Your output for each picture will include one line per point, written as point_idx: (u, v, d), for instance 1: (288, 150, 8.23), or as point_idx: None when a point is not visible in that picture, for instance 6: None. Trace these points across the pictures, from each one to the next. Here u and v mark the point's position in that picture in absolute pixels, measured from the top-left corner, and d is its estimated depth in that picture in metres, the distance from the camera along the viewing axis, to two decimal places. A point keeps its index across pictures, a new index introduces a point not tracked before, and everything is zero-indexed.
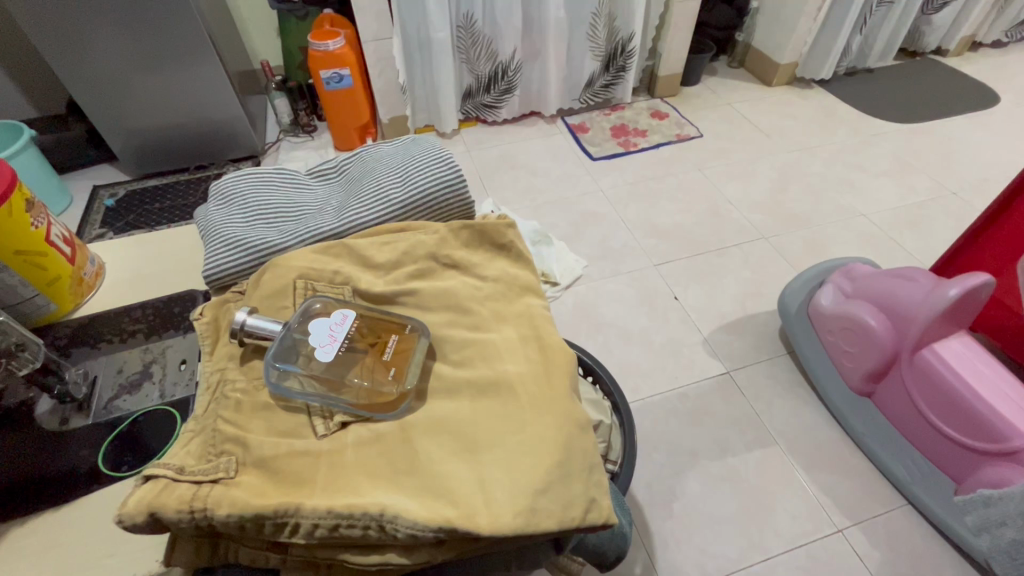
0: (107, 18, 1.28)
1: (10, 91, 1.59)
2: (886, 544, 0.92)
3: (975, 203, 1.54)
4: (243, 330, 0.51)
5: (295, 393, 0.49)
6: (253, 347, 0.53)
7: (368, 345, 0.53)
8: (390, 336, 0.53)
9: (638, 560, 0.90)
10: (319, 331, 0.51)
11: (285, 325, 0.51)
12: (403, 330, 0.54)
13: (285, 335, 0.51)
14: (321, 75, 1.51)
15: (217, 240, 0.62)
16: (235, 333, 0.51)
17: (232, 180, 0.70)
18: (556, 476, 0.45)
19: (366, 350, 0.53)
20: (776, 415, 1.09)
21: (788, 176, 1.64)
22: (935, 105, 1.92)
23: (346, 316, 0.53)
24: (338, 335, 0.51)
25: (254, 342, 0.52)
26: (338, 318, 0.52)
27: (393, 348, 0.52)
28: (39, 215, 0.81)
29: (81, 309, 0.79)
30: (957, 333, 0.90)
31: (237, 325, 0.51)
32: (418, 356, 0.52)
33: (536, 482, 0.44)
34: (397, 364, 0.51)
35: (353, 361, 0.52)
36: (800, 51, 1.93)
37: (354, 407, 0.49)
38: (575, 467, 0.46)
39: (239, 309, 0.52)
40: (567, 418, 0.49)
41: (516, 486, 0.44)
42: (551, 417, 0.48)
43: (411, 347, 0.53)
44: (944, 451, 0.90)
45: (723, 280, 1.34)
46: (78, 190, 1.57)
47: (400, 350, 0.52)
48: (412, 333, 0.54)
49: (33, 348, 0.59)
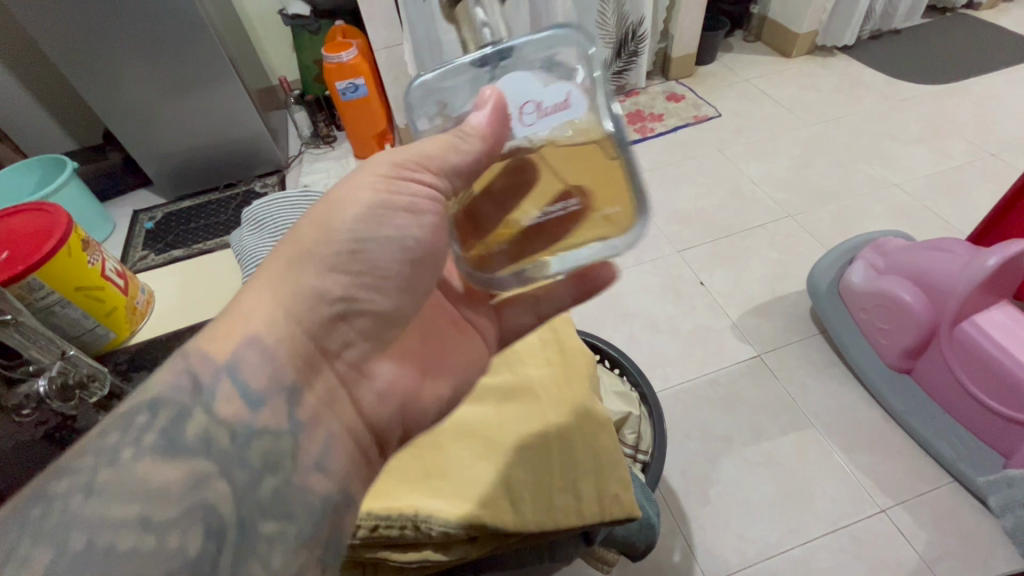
0: (134, 49, 1.35)
1: (52, 127, 1.70)
2: (933, 523, 0.91)
3: (1017, 163, 1.47)
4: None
5: (453, 97, 0.45)
6: None
7: (543, 192, 0.44)
8: (568, 195, 0.43)
9: (676, 548, 0.92)
10: (512, 90, 0.41)
11: (490, 54, 0.43)
12: (603, 198, 0.42)
13: (479, 63, 0.43)
14: (337, 86, 1.57)
15: (255, 266, 0.68)
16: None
17: (263, 205, 0.76)
18: (574, 474, 0.49)
19: (537, 181, 0.44)
20: (811, 396, 1.07)
21: (812, 149, 1.59)
22: (968, 62, 1.83)
23: (573, 109, 0.41)
24: (529, 123, 0.42)
25: None
26: (555, 98, 0.41)
27: (563, 215, 0.43)
28: (93, 252, 0.85)
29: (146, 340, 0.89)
30: (998, 304, 0.87)
31: None
32: (594, 247, 0.43)
33: (553, 485, 0.47)
34: (556, 235, 0.44)
35: (516, 171, 0.45)
36: (819, 19, 1.87)
37: (482, 200, 0.47)
38: (593, 465, 0.49)
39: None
40: (585, 415, 0.52)
41: (541, 488, 0.47)
42: (572, 417, 0.52)
43: (592, 232, 0.43)
44: (990, 425, 0.88)
45: (749, 262, 1.32)
46: (119, 216, 1.66)
47: (580, 228, 0.43)
48: (603, 220, 0.43)
49: (100, 379, 0.73)
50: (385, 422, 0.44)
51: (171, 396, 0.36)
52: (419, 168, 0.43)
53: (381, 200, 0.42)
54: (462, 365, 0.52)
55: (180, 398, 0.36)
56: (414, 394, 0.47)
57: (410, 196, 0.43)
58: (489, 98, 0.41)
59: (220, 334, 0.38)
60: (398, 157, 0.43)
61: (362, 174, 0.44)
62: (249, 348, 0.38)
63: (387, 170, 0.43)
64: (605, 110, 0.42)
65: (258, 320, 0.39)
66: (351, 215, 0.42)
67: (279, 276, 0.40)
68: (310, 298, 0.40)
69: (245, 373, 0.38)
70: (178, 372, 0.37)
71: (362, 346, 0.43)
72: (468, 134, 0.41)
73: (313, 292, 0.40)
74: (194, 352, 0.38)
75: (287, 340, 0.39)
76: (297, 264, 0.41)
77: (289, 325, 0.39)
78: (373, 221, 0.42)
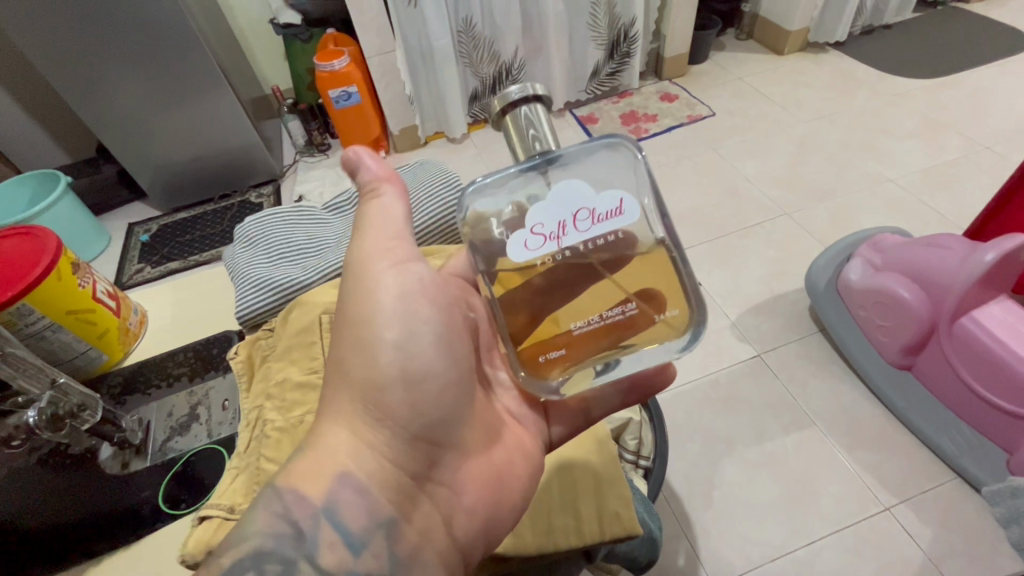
0: (124, 62, 1.34)
1: (44, 140, 1.69)
2: (938, 521, 0.90)
3: (1010, 155, 1.47)
4: (513, 109, 0.45)
5: (503, 201, 0.47)
6: (498, 115, 0.46)
7: (600, 299, 0.49)
8: (626, 300, 0.48)
9: (681, 551, 0.91)
10: (568, 201, 0.46)
11: (541, 161, 0.45)
12: (654, 300, 0.49)
13: (530, 171, 0.46)
14: (330, 95, 1.56)
15: (247, 281, 0.69)
16: (505, 105, 0.45)
17: (256, 223, 0.78)
18: (569, 496, 0.52)
19: (592, 285, 0.49)
20: (811, 395, 1.07)
21: (807, 146, 1.59)
22: (959, 55, 1.84)
23: (627, 215, 0.47)
24: (585, 229, 0.47)
25: (510, 118, 0.45)
26: (611, 207, 0.47)
27: (622, 318, 0.48)
28: (85, 275, 0.88)
29: (142, 359, 0.89)
30: (998, 298, 0.86)
31: (518, 97, 0.44)
32: (653, 349, 0.48)
33: (553, 507, 0.51)
34: (613, 335, 0.48)
35: (567, 273, 0.48)
36: (810, 16, 1.87)
37: (529, 298, 0.49)
38: (587, 485, 0.52)
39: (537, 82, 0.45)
40: (583, 440, 0.57)
41: (536, 512, 0.51)
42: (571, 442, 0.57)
43: (651, 333, 0.48)
44: (992, 421, 0.88)
45: (747, 261, 1.32)
46: (115, 229, 1.65)
47: (639, 328, 0.48)
48: (662, 323, 0.48)
49: (92, 406, 0.70)
50: (472, 543, 0.46)
51: (276, 547, 0.39)
52: (388, 243, 0.47)
53: (397, 293, 0.46)
54: (519, 450, 0.51)
55: (285, 550, 0.39)
56: (500, 504, 0.47)
57: (417, 278, 0.47)
58: (360, 153, 0.48)
59: (312, 474, 0.42)
60: (370, 245, 0.47)
61: (364, 279, 0.47)
62: (343, 489, 0.42)
63: (384, 266, 0.47)
64: (654, 227, 0.48)
65: (346, 459, 0.43)
66: (381, 323, 0.45)
67: (348, 411, 0.45)
68: (390, 427, 0.44)
69: (342, 516, 0.41)
70: (275, 517, 0.40)
71: (449, 458, 0.47)
72: (377, 185, 0.48)
73: (391, 420, 0.44)
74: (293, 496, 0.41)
75: (379, 477, 0.43)
76: (364, 395, 0.45)
77: (377, 458, 0.44)
78: (402, 316, 0.46)
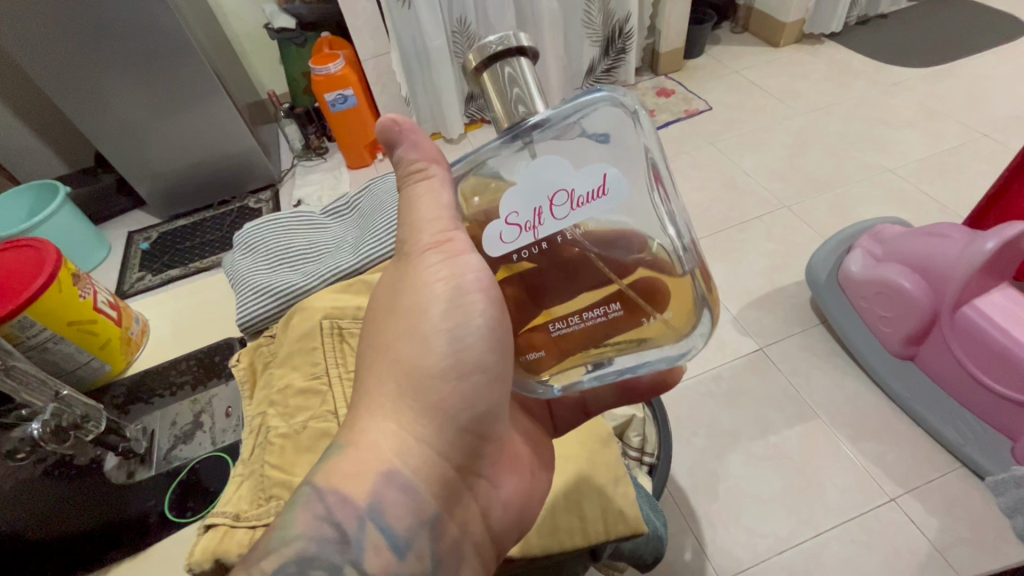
0: (120, 71, 1.34)
1: (43, 151, 1.69)
2: (944, 509, 0.90)
3: (1009, 142, 1.47)
4: (491, 65, 0.40)
5: (490, 173, 0.44)
6: (476, 69, 0.41)
7: (590, 296, 0.49)
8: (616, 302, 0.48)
9: (687, 546, 0.91)
10: (545, 182, 0.42)
11: (522, 130, 0.41)
12: (652, 298, 0.48)
13: (512, 142, 0.42)
14: (326, 98, 1.57)
15: (247, 288, 0.69)
16: (482, 60, 0.40)
17: (255, 229, 0.78)
18: (574, 495, 0.52)
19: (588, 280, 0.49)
20: (815, 387, 1.07)
21: (805, 138, 1.59)
22: (956, 43, 1.83)
23: (610, 194, 0.42)
24: (562, 215, 0.43)
25: (489, 76, 0.41)
26: (596, 185, 0.42)
27: (615, 316, 0.48)
28: (86, 285, 0.89)
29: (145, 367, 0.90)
30: (1000, 285, 0.86)
31: (498, 52, 0.40)
32: (652, 351, 0.49)
33: (556, 507, 0.51)
34: (602, 333, 0.49)
35: (560, 263, 0.47)
36: (806, 7, 1.86)
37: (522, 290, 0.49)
38: (593, 484, 0.53)
39: (519, 32, 0.40)
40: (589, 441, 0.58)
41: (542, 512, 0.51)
42: (580, 445, 0.58)
43: (644, 331, 0.49)
44: (993, 409, 0.88)
45: (747, 255, 1.32)
46: (115, 238, 1.65)
47: (631, 327, 0.48)
48: (659, 324, 0.48)
49: (95, 417, 0.70)
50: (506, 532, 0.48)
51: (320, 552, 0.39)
52: (445, 231, 0.44)
53: (450, 288, 0.44)
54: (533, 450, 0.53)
55: (330, 555, 0.39)
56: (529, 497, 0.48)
57: (472, 272, 0.44)
58: (402, 126, 0.44)
59: (355, 472, 0.42)
60: (424, 236, 0.45)
61: (416, 271, 0.45)
62: (389, 488, 0.42)
63: (437, 260, 0.45)
64: (662, 222, 0.46)
65: (391, 456, 0.43)
66: (435, 312, 0.45)
67: (393, 407, 0.44)
68: (434, 424, 0.44)
69: (386, 517, 0.41)
70: (316, 519, 0.40)
71: (486, 452, 0.48)
72: (425, 167, 0.45)
73: (439, 411, 0.44)
74: (333, 500, 0.41)
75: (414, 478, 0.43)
76: (411, 387, 0.44)
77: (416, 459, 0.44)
78: (454, 305, 0.44)
